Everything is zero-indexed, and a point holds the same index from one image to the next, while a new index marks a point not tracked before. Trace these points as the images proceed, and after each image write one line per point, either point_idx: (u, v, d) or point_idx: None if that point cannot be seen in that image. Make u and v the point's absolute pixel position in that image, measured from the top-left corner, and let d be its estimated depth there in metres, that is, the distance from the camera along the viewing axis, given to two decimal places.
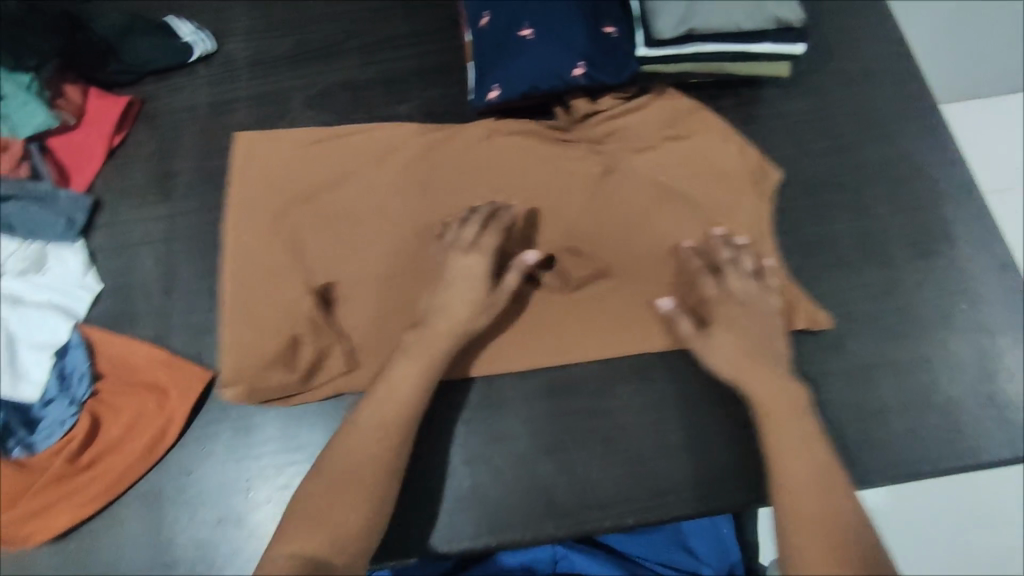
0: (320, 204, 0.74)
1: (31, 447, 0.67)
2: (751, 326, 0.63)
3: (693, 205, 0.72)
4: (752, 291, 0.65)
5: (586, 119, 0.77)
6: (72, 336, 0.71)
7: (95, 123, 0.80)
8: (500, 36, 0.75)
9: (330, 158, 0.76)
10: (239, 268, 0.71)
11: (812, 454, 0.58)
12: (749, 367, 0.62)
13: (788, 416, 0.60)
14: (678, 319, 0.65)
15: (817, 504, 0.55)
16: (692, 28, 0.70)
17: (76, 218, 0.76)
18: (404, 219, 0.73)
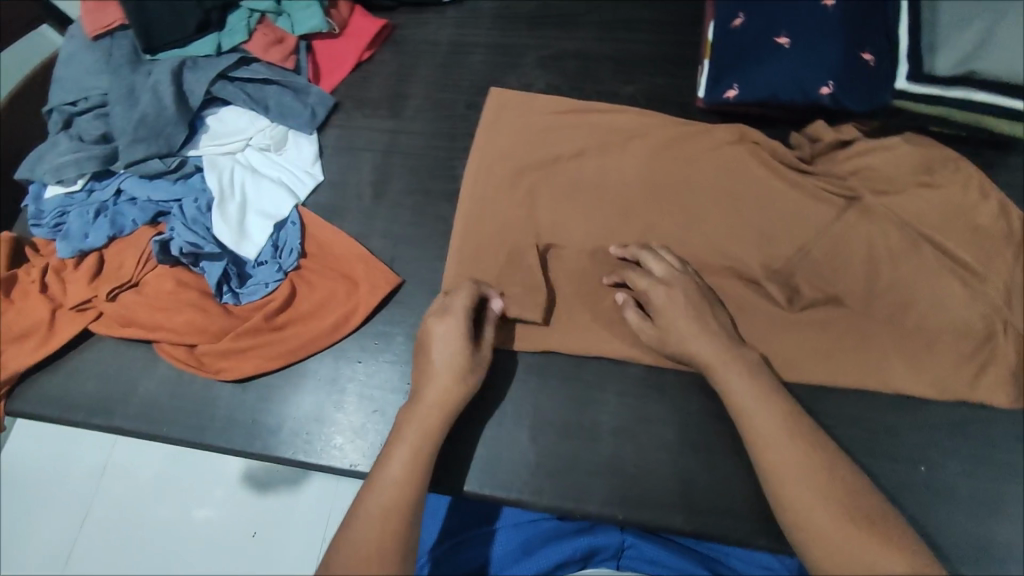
0: (558, 169, 0.77)
1: (237, 297, 0.75)
2: (682, 299, 0.65)
3: (917, 257, 0.69)
4: (673, 277, 0.67)
5: (824, 150, 0.75)
6: (291, 213, 0.79)
7: (354, 36, 0.88)
8: (752, 39, 0.75)
9: (574, 129, 0.79)
10: (469, 208, 0.76)
11: (775, 416, 0.58)
12: (702, 347, 0.62)
13: (737, 371, 0.61)
14: (628, 312, 0.68)
15: (796, 459, 0.55)
16: (971, 71, 0.68)
17: (317, 113, 0.84)
18: (607, 191, 0.76)
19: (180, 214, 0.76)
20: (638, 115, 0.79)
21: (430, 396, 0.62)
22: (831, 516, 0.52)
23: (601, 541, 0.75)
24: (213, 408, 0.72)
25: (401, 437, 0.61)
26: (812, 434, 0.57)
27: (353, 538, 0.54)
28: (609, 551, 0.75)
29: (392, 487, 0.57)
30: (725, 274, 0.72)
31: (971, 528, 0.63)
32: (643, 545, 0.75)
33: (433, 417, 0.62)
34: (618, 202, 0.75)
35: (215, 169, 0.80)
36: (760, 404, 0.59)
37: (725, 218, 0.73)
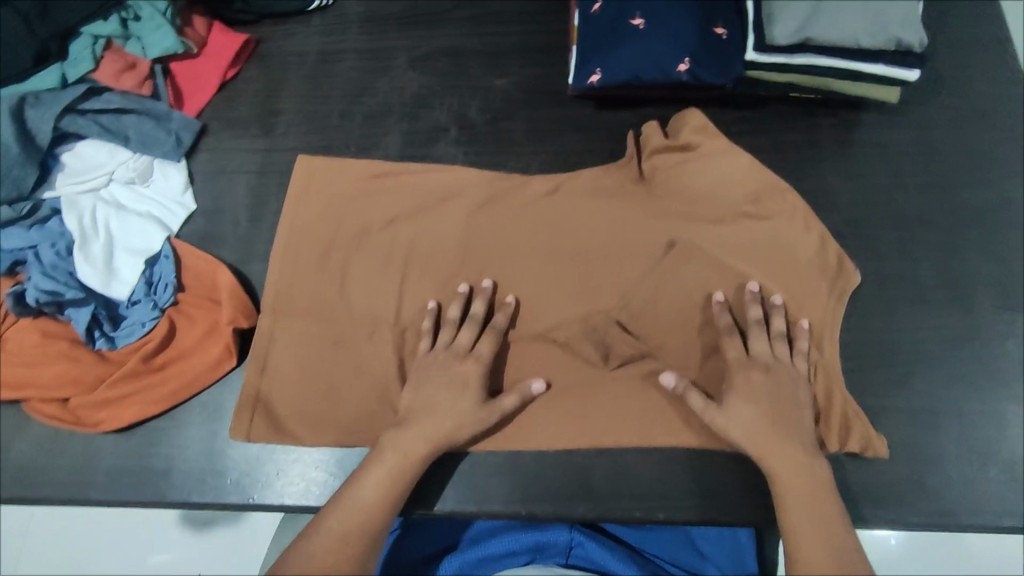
0: (441, 213, 0.76)
1: (112, 341, 0.71)
2: (767, 399, 0.64)
3: (760, 234, 0.73)
4: (762, 365, 0.65)
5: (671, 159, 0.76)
6: (164, 247, 0.75)
7: (214, 55, 0.85)
8: (610, 23, 0.75)
9: (449, 174, 0.78)
10: (316, 265, 0.75)
11: (814, 508, 0.59)
12: (767, 444, 0.62)
13: (805, 464, 0.61)
14: (690, 395, 0.65)
15: (821, 553, 0.57)
16: (809, 39, 0.70)
17: (183, 139, 0.81)
18: (484, 190, 0.77)
19: (38, 261, 0.72)
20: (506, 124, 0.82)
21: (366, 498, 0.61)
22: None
23: (548, 537, 0.74)
24: (96, 460, 0.69)
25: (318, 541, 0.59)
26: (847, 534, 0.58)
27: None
28: (557, 548, 0.74)
29: (337, 548, 0.58)
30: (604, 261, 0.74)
31: (851, 475, 0.66)
32: (591, 544, 0.73)
33: (405, 466, 0.63)
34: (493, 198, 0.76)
35: (74, 209, 0.75)
36: (812, 497, 0.60)
37: (603, 207, 0.75)
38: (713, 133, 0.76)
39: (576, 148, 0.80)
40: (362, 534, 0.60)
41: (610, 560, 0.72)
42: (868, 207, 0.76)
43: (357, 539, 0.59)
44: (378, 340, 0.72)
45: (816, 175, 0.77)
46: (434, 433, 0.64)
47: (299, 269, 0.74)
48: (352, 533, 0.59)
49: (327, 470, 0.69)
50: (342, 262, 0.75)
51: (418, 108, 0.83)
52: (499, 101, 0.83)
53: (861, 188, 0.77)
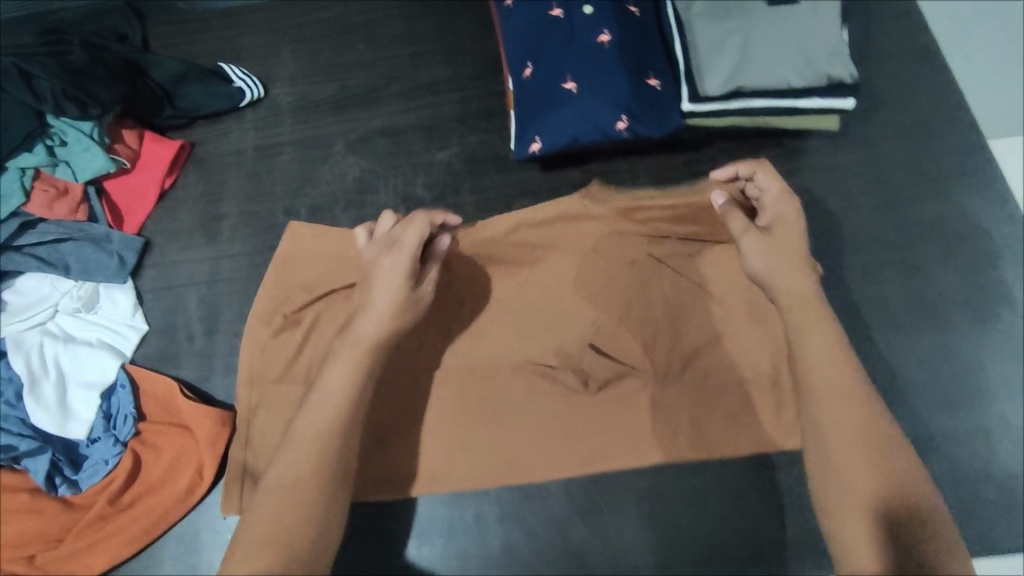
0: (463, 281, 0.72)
1: (75, 485, 0.69)
2: (788, 226, 0.60)
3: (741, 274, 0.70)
4: (783, 202, 0.61)
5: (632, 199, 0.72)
6: (118, 376, 0.73)
7: (150, 167, 0.83)
8: (543, 88, 0.75)
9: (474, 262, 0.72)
10: (276, 366, 0.71)
11: (853, 410, 0.52)
12: (798, 285, 0.57)
13: (815, 318, 0.56)
14: (731, 214, 0.61)
15: (864, 464, 0.50)
16: (741, 86, 0.70)
17: (127, 259, 0.79)
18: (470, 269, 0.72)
19: None
20: (454, 195, 0.81)
21: (311, 436, 0.54)
22: (862, 507, 0.49)
23: None
24: None
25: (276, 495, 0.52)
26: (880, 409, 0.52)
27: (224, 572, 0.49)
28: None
29: (305, 465, 0.53)
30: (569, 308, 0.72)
31: None
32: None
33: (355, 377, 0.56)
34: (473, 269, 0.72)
35: (22, 349, 0.73)
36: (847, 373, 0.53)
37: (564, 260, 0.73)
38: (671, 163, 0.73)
39: None
40: (333, 463, 0.54)
41: None
42: (826, 235, 0.75)
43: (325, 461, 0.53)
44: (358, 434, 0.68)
45: None
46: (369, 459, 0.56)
47: (267, 380, 0.71)
48: (330, 444, 0.54)
49: None
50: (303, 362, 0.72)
51: (363, 193, 0.82)
52: (444, 174, 0.82)
53: (815, 216, 0.76)
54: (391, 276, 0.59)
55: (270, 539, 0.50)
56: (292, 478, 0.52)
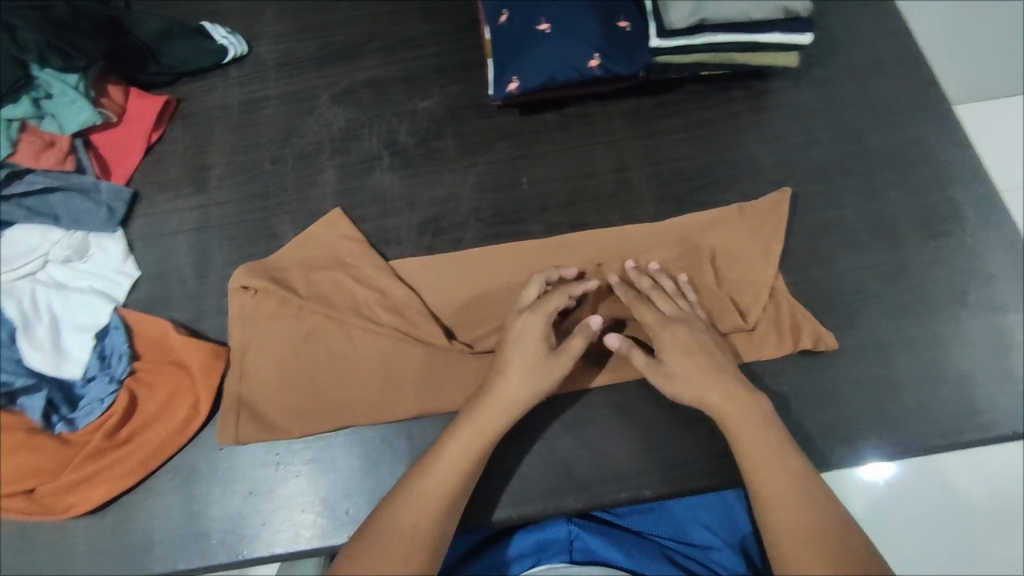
0: (469, 267, 0.76)
1: (72, 423, 0.70)
2: (688, 343, 0.66)
3: (721, 237, 0.75)
4: (677, 316, 0.68)
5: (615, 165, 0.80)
6: (112, 318, 0.74)
7: (136, 121, 0.85)
8: (519, 33, 0.78)
9: (481, 260, 0.76)
10: (267, 301, 0.72)
11: (786, 467, 0.60)
12: (708, 385, 0.63)
13: (741, 416, 0.62)
14: (632, 352, 0.66)
15: (802, 507, 0.58)
16: (704, 20, 0.74)
17: (115, 209, 0.80)
18: (471, 259, 0.76)
19: None
20: (436, 140, 0.83)
21: (428, 487, 0.61)
22: (806, 528, 0.57)
23: (549, 535, 0.78)
24: (72, 547, 0.66)
25: (375, 548, 0.58)
26: (791, 444, 0.62)
27: None
28: (559, 546, 0.77)
29: (423, 518, 0.60)
30: (542, 242, 0.76)
31: (820, 419, 0.69)
32: (590, 537, 0.77)
33: (477, 440, 0.63)
34: (472, 262, 0.76)
35: (12, 296, 0.73)
36: (758, 430, 0.62)
37: (542, 200, 0.79)
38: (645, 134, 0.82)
39: (506, 156, 0.82)
40: (448, 506, 0.61)
41: (605, 549, 0.76)
42: (790, 166, 0.80)
43: (439, 514, 0.60)
44: (359, 369, 0.71)
45: (736, 145, 0.81)
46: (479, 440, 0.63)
47: (259, 316, 0.73)
48: (445, 500, 0.61)
49: (313, 510, 0.68)
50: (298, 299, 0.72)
51: (348, 141, 0.84)
52: (426, 121, 0.85)
53: (780, 149, 0.81)
54: (522, 361, 0.65)
55: None
56: (410, 512, 0.60)
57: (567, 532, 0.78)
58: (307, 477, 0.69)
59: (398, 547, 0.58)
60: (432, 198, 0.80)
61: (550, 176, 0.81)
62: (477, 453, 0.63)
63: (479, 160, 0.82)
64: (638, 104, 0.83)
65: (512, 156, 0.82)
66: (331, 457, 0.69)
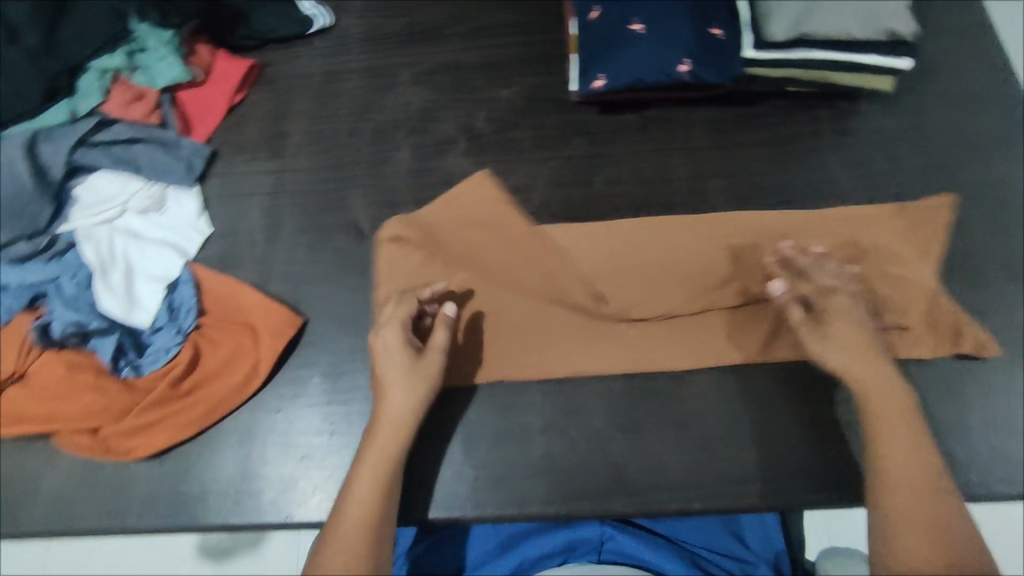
0: (618, 237, 0.75)
1: (138, 369, 0.72)
2: (852, 318, 0.65)
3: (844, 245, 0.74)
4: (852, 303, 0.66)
5: (760, 156, 0.80)
6: (183, 272, 0.76)
7: (221, 81, 0.86)
8: (610, 30, 0.78)
9: (629, 231, 0.75)
10: (415, 252, 0.74)
11: (919, 457, 0.60)
12: (863, 363, 0.64)
13: (891, 397, 0.62)
14: (790, 309, 0.66)
15: (926, 499, 0.59)
16: (805, 34, 0.74)
17: (194, 165, 0.82)
18: (621, 228, 0.76)
19: (59, 294, 0.72)
20: (513, 130, 0.83)
21: (359, 490, 0.62)
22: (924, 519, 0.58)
23: (581, 532, 0.78)
24: (128, 489, 0.68)
25: (331, 548, 0.60)
26: (927, 435, 0.62)
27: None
28: (590, 545, 0.78)
29: (353, 551, 0.59)
30: (692, 220, 0.76)
31: None
32: (621, 538, 0.77)
33: (397, 439, 0.64)
34: (621, 232, 0.76)
35: (92, 240, 0.75)
36: (901, 418, 0.62)
37: (615, 201, 0.79)
38: (796, 127, 0.81)
39: (582, 152, 0.81)
40: (384, 502, 0.62)
41: (638, 550, 0.77)
42: (873, 192, 0.78)
43: (368, 543, 0.60)
44: (509, 325, 0.72)
45: (817, 166, 0.80)
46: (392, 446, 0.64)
47: (405, 265, 0.74)
48: (367, 528, 0.60)
49: None
50: (451, 251, 0.74)
51: (425, 121, 0.84)
52: (505, 110, 0.85)
53: (863, 174, 0.79)
54: (396, 374, 0.65)
55: None
56: (350, 511, 0.61)
57: (598, 531, 0.78)
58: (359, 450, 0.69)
59: (349, 542, 0.60)
60: (506, 187, 0.80)
61: (625, 177, 0.80)
62: (391, 473, 0.63)
63: (555, 154, 0.82)
64: (738, 108, 0.82)
65: (590, 154, 0.81)
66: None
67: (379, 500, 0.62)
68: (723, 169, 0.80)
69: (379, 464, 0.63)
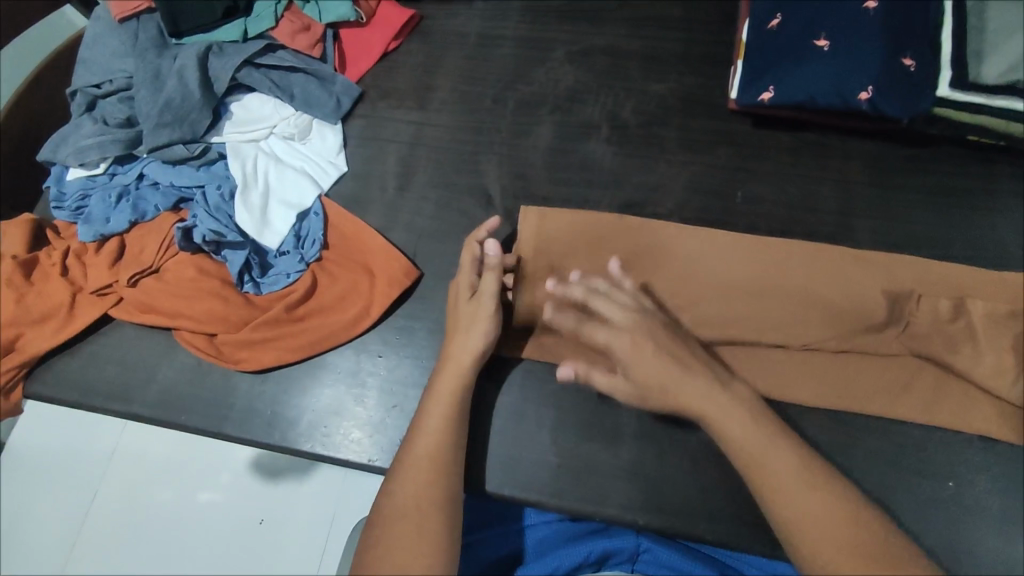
0: (770, 254, 0.71)
1: (259, 287, 0.75)
2: (630, 342, 0.62)
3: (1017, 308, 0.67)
4: (630, 324, 0.63)
5: (930, 199, 0.74)
6: (314, 203, 0.78)
7: (382, 26, 0.87)
8: (790, 43, 0.74)
9: (785, 252, 0.71)
10: (559, 224, 0.74)
11: (752, 420, 0.58)
12: (649, 371, 0.60)
13: (690, 381, 0.59)
14: (590, 337, 0.63)
15: (782, 459, 0.56)
16: (1018, 81, 0.68)
17: (343, 103, 0.83)
18: (776, 247, 0.72)
19: (204, 201, 0.75)
20: (659, 126, 0.81)
21: (429, 424, 0.61)
22: (797, 485, 0.54)
23: (618, 543, 0.72)
24: (230, 398, 0.71)
25: (401, 482, 0.58)
26: (755, 403, 0.60)
27: (387, 517, 0.57)
28: (624, 555, 0.73)
29: (422, 483, 0.58)
30: (858, 256, 0.71)
31: (1001, 547, 0.61)
32: (658, 550, 0.72)
33: (460, 373, 0.64)
34: (778, 253, 0.71)
35: (239, 157, 0.78)
36: (682, 369, 0.60)
37: (755, 219, 0.75)
38: (976, 175, 0.75)
39: (728, 163, 0.78)
40: (453, 441, 0.61)
41: (677, 561, 0.72)
42: None
43: (441, 479, 0.59)
44: None
45: (987, 226, 0.72)
46: (458, 379, 0.64)
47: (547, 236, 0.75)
48: (435, 464, 0.59)
49: None
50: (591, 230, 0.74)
51: (571, 102, 0.83)
52: (655, 105, 0.82)
53: None
54: (466, 320, 0.66)
55: (416, 514, 0.56)
56: (422, 443, 0.60)
57: (635, 545, 0.72)
58: None
59: (420, 476, 0.59)
60: (641, 183, 0.78)
61: (769, 197, 0.76)
62: (457, 415, 0.63)
63: (699, 159, 0.78)
64: (921, 146, 0.77)
65: (735, 166, 0.78)
66: (480, 399, 0.70)
67: (449, 435, 0.61)
68: (894, 206, 0.74)
69: (443, 394, 0.63)
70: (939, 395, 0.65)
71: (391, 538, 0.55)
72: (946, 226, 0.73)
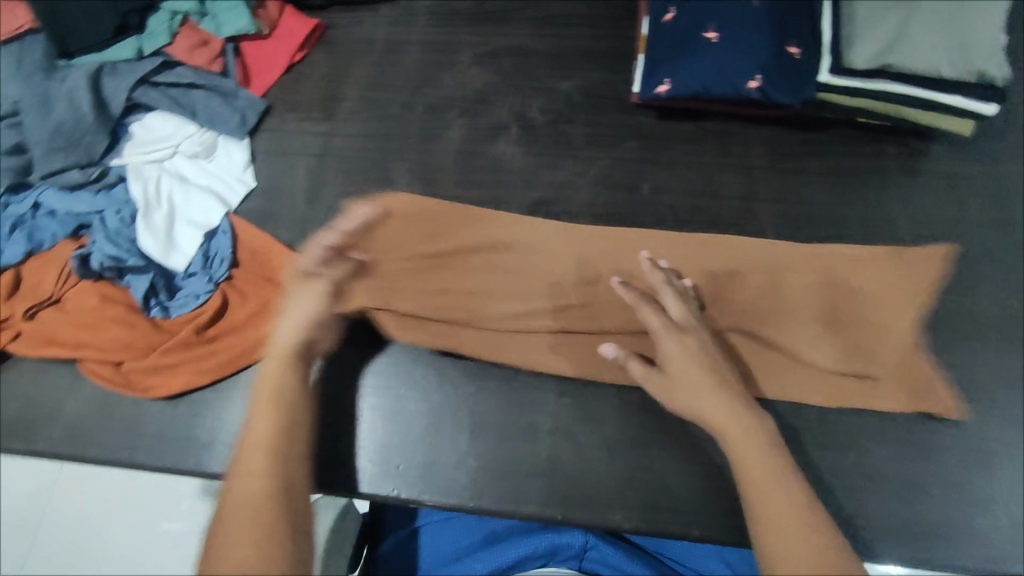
0: (670, 245, 0.73)
1: (167, 311, 0.73)
2: (694, 353, 0.63)
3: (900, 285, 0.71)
4: (687, 327, 0.65)
5: (825, 181, 0.77)
6: (222, 222, 0.76)
7: (285, 37, 0.86)
8: (683, 35, 0.75)
9: (680, 243, 0.74)
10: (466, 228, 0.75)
11: (763, 450, 0.58)
12: (696, 384, 0.62)
13: (716, 391, 0.61)
14: (629, 362, 0.65)
15: (779, 488, 0.56)
16: (888, 65, 0.71)
17: (248, 118, 0.82)
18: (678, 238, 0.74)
19: (102, 226, 0.73)
20: (566, 124, 0.82)
21: (261, 415, 0.61)
22: (788, 514, 0.55)
23: (565, 539, 0.73)
24: (141, 426, 0.70)
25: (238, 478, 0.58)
26: (773, 433, 0.60)
27: (225, 514, 0.56)
28: (572, 551, 0.73)
29: (253, 475, 0.57)
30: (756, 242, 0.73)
31: (896, 510, 0.64)
32: (606, 548, 0.73)
33: (289, 361, 0.64)
34: (678, 242, 0.74)
35: (140, 177, 0.76)
36: (711, 386, 0.62)
37: (660, 210, 0.76)
38: (866, 156, 0.78)
39: (634, 157, 0.79)
40: (286, 432, 0.61)
41: (623, 563, 0.73)
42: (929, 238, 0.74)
43: (272, 470, 0.58)
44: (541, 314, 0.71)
45: (879, 204, 0.75)
46: (287, 366, 0.64)
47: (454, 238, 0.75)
48: (264, 455, 0.59)
49: (367, 456, 0.68)
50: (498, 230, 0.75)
51: (479, 104, 0.83)
52: (562, 103, 0.83)
53: (925, 217, 0.75)
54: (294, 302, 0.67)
55: (247, 508, 0.55)
56: (259, 435, 0.60)
57: (583, 541, 0.73)
58: (368, 421, 0.70)
59: (254, 468, 0.58)
60: (550, 181, 0.78)
61: (674, 187, 0.78)
62: (287, 409, 0.62)
63: (606, 155, 0.80)
64: (816, 130, 0.79)
65: (641, 158, 0.79)
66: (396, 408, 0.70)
67: (282, 426, 0.61)
68: (792, 190, 0.77)
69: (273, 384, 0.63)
70: (841, 369, 0.68)
71: (224, 541, 0.54)
72: (839, 207, 0.76)
